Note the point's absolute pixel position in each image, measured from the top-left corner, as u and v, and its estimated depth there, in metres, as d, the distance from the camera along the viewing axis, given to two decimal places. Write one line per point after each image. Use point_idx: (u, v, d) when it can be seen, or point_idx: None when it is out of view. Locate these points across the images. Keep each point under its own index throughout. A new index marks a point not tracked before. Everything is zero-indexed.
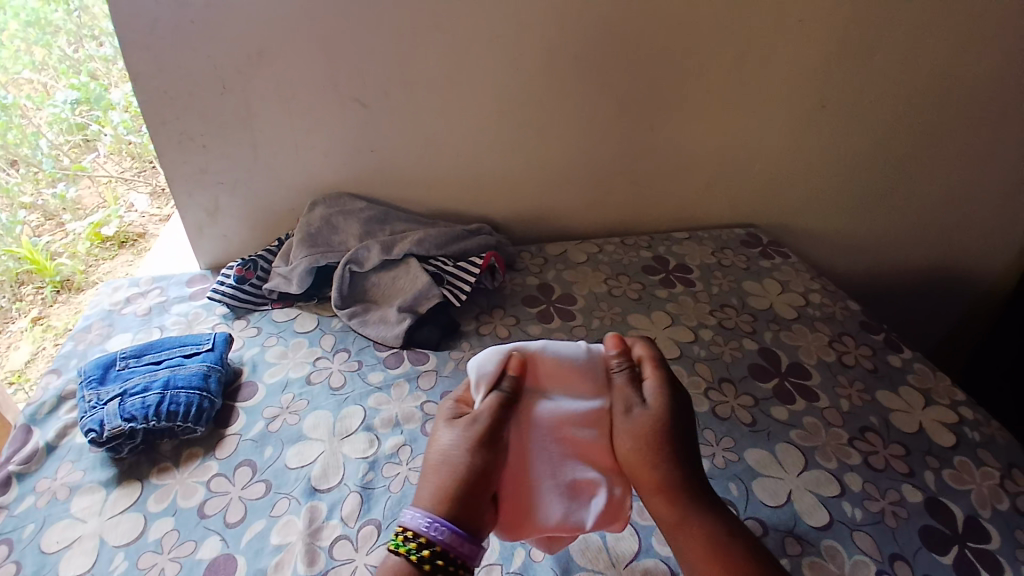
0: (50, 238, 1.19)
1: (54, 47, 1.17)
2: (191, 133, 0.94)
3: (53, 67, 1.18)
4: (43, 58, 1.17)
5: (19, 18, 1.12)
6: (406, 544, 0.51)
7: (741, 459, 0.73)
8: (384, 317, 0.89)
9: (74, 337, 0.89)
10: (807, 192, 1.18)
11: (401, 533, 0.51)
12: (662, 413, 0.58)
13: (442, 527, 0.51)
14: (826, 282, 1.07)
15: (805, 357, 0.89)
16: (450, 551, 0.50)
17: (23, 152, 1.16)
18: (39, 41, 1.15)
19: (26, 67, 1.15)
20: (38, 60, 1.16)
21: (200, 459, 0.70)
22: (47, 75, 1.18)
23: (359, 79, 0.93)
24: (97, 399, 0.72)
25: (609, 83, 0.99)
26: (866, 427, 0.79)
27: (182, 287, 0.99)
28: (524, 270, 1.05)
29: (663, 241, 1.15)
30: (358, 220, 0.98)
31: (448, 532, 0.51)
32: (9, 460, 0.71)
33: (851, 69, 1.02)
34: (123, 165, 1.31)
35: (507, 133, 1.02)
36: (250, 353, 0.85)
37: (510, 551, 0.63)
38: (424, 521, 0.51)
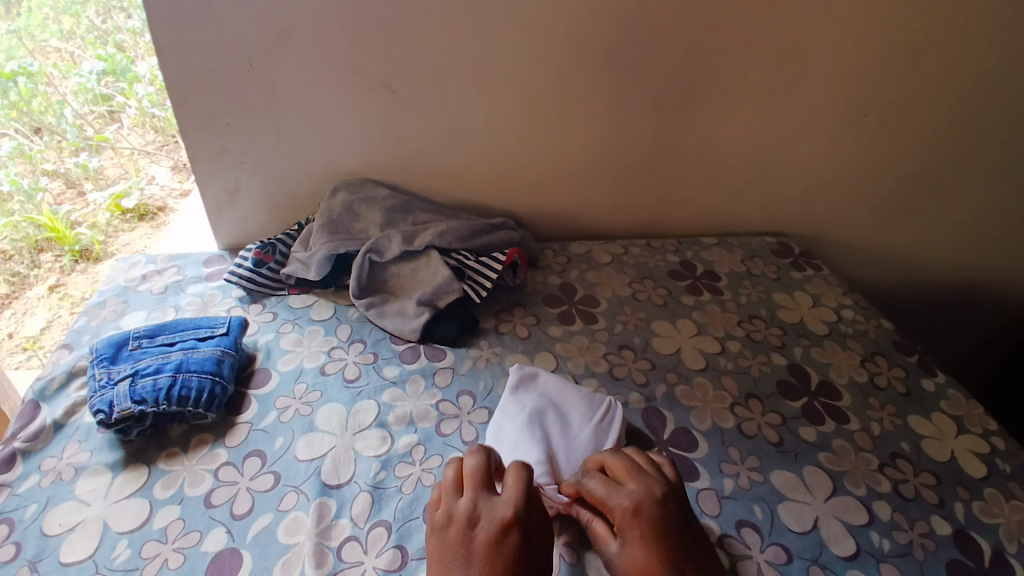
0: (71, 207, 1.19)
1: (83, 17, 1.14)
2: (214, 111, 0.92)
3: (80, 37, 1.15)
4: (72, 27, 1.14)
5: None
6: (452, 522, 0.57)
7: (765, 481, 0.70)
8: (402, 309, 0.86)
9: (88, 312, 0.88)
10: (843, 203, 1.14)
11: None
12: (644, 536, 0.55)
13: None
14: (858, 297, 1.03)
15: (835, 376, 0.86)
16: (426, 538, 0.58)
17: (48, 120, 1.14)
18: (68, 10, 1.12)
19: (53, 36, 1.11)
20: (66, 29, 1.13)
21: (209, 446, 0.69)
22: (75, 44, 1.15)
23: (387, 63, 0.90)
24: (108, 378, 0.71)
25: (645, 80, 0.95)
26: (896, 453, 0.76)
27: (199, 267, 0.98)
28: (546, 268, 1.02)
29: (690, 245, 1.11)
30: (380, 209, 0.96)
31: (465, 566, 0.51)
32: (14, 436, 0.70)
33: (899, 78, 0.98)
34: (146, 137, 1.30)
35: (535, 126, 0.99)
36: (265, 338, 0.83)
37: None
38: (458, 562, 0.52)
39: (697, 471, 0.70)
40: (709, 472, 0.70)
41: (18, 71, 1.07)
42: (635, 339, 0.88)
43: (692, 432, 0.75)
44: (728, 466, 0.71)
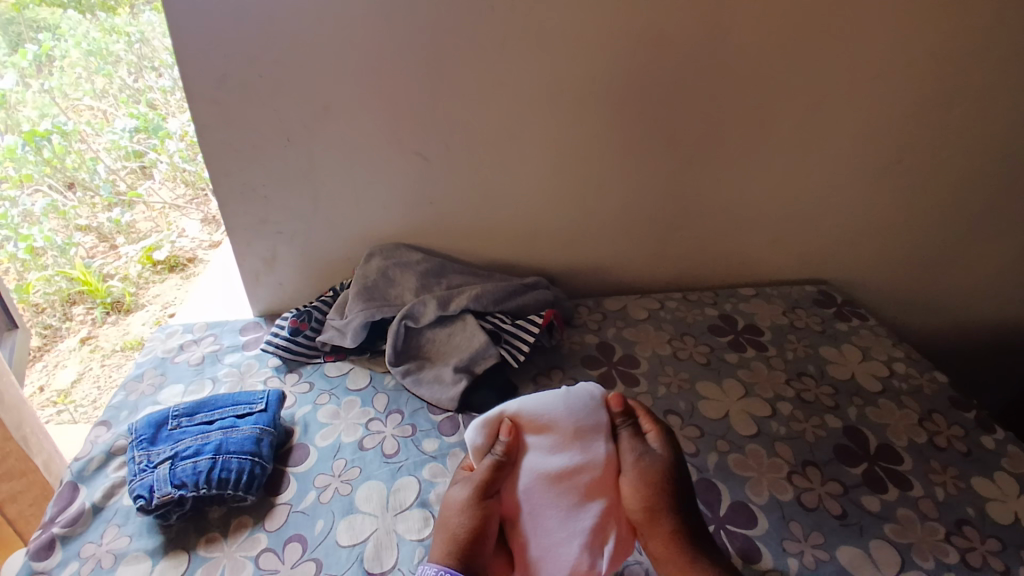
0: (103, 260, 1.24)
1: (115, 76, 1.18)
2: (253, 184, 0.94)
3: (113, 95, 1.20)
4: (105, 86, 1.18)
5: (81, 48, 1.11)
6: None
7: (832, 559, 0.65)
8: (439, 376, 0.85)
9: (126, 386, 0.88)
10: (883, 250, 1.11)
11: None
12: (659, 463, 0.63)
13: None
14: (910, 349, 0.99)
15: (893, 438, 0.81)
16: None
17: (81, 176, 1.19)
18: (101, 71, 1.16)
19: (86, 95, 1.16)
20: (99, 88, 1.17)
21: (249, 530, 0.67)
22: (107, 103, 1.20)
23: (422, 131, 0.91)
24: (147, 461, 0.71)
25: (679, 136, 0.95)
26: (962, 520, 0.70)
27: (234, 335, 0.98)
28: (582, 327, 1.00)
29: (728, 297, 1.09)
30: (415, 273, 0.96)
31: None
32: (53, 521, 0.68)
33: (938, 125, 0.96)
34: (176, 191, 1.33)
35: (567, 184, 0.99)
36: (302, 411, 0.82)
37: None
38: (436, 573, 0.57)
39: (758, 550, 0.66)
40: (773, 552, 0.66)
41: (52, 129, 1.12)
42: (681, 403, 0.85)
43: (750, 506, 0.71)
44: (791, 544, 0.67)
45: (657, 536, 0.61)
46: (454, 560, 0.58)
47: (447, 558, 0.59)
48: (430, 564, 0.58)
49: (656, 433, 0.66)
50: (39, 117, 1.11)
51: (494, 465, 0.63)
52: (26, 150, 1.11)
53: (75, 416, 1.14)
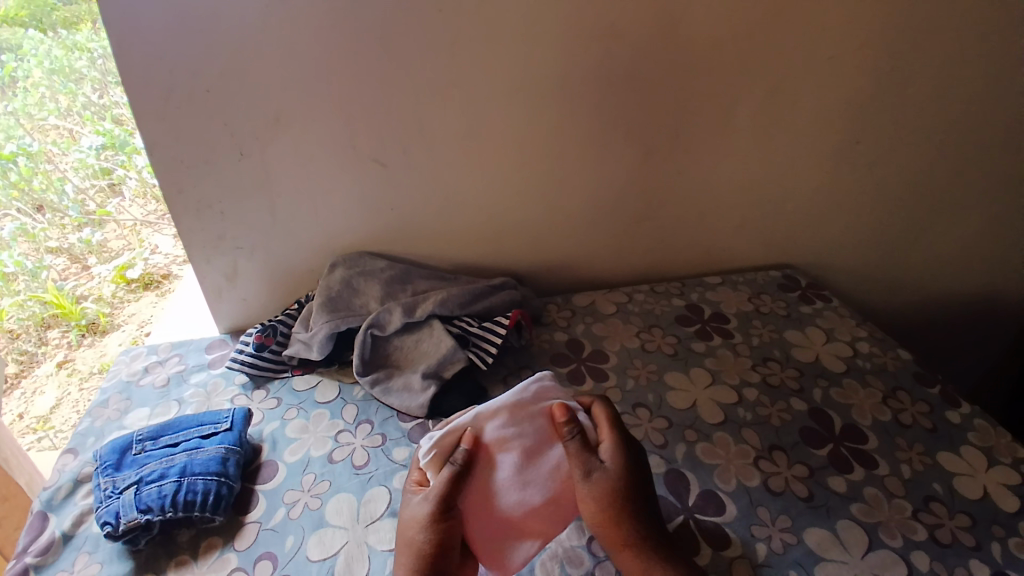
0: (76, 281, 1.22)
1: (79, 94, 1.12)
2: (209, 200, 0.93)
3: (78, 113, 1.14)
4: (69, 105, 1.12)
5: (42, 66, 1.07)
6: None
7: (801, 542, 0.66)
8: (407, 383, 0.85)
9: (91, 412, 0.87)
10: (843, 231, 1.13)
11: None
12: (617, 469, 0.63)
13: None
14: (874, 328, 1.01)
15: (858, 418, 0.83)
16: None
17: (49, 198, 1.15)
18: (64, 88, 1.10)
19: (51, 114, 1.11)
20: (63, 107, 1.12)
21: (219, 551, 0.66)
22: (72, 121, 1.14)
23: (378, 138, 0.90)
24: (113, 487, 0.70)
25: (635, 129, 0.95)
26: (930, 496, 0.71)
27: (201, 354, 0.97)
28: (550, 325, 1.00)
29: (695, 286, 1.10)
30: (379, 281, 0.95)
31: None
32: (25, 550, 0.67)
33: (886, 106, 0.98)
34: (146, 208, 1.30)
35: (529, 183, 0.99)
36: (270, 427, 0.82)
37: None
38: None
39: (728, 538, 0.67)
40: (742, 538, 0.67)
41: (18, 151, 1.08)
42: (649, 396, 0.86)
43: (719, 494, 0.72)
44: (760, 529, 0.68)
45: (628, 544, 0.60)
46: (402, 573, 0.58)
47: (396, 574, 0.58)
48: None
49: (609, 445, 0.65)
50: (4, 140, 1.07)
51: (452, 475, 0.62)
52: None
53: (57, 441, 1.13)
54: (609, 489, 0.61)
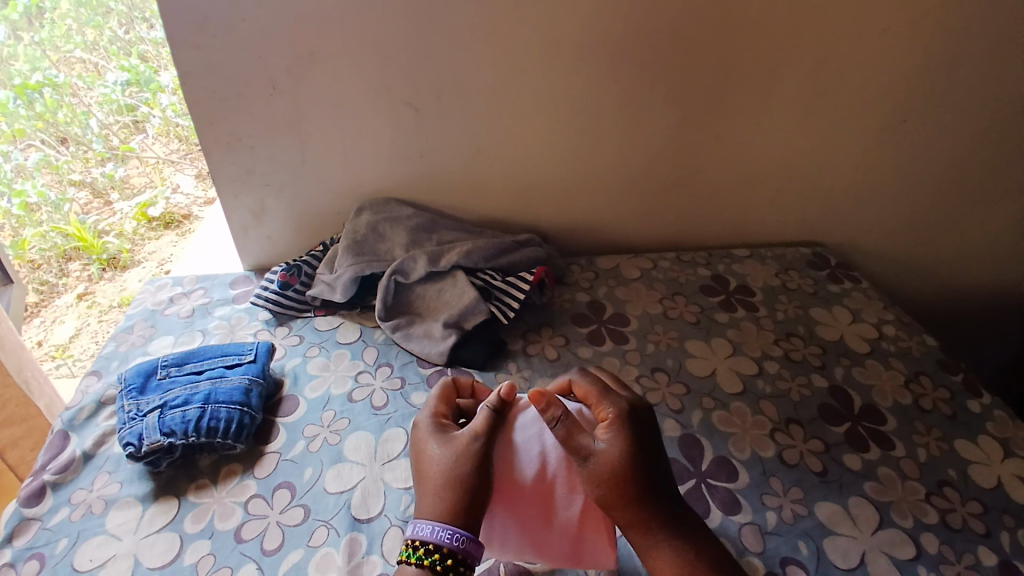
0: (97, 216, 1.22)
1: (105, 28, 1.15)
2: (240, 134, 0.92)
3: (104, 47, 1.17)
4: (95, 38, 1.15)
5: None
6: (424, 556, 0.53)
7: (811, 514, 0.67)
8: (428, 331, 0.85)
9: (117, 337, 0.89)
10: (879, 213, 1.10)
11: (419, 547, 0.53)
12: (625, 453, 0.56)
13: (462, 537, 0.53)
14: (901, 311, 0.99)
15: (879, 399, 0.82)
16: (467, 559, 0.53)
17: (73, 131, 1.17)
18: (90, 22, 1.14)
19: (77, 47, 1.14)
20: (89, 40, 1.15)
21: (239, 477, 0.68)
22: (98, 55, 1.17)
23: (412, 82, 0.88)
24: (136, 410, 0.71)
25: (675, 91, 0.92)
26: (943, 481, 0.71)
27: (225, 288, 0.98)
28: (573, 285, 1.00)
29: (722, 257, 1.08)
30: (405, 228, 0.95)
31: (464, 539, 0.53)
32: (44, 468, 0.69)
33: (942, 83, 0.93)
34: (169, 147, 1.31)
35: (562, 141, 0.97)
36: (292, 363, 0.83)
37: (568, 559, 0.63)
38: (444, 534, 0.53)
39: (738, 503, 0.67)
40: (752, 505, 0.67)
41: (43, 82, 1.09)
42: (668, 361, 0.86)
43: (732, 461, 0.72)
44: (771, 498, 0.68)
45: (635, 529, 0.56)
46: (459, 519, 0.54)
47: (452, 518, 0.54)
48: (433, 523, 0.54)
49: (608, 423, 0.59)
50: (30, 70, 1.08)
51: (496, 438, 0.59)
52: (18, 104, 1.08)
53: (73, 371, 1.12)
54: (611, 476, 0.55)
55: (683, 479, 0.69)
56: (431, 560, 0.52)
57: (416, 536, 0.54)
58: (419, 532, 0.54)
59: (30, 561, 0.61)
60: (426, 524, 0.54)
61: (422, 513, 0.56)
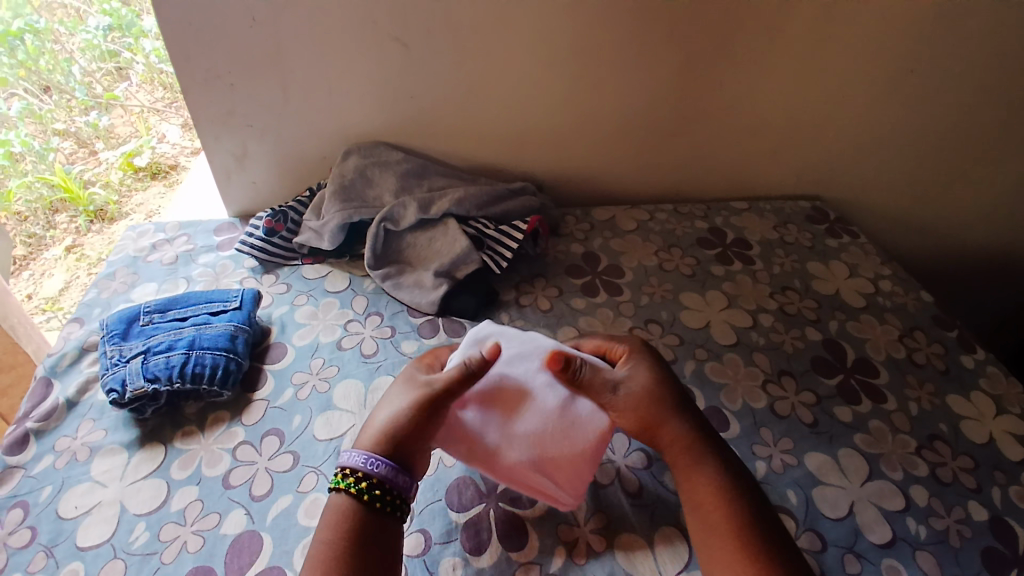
0: (83, 166, 1.16)
1: None
2: (218, 70, 0.87)
3: None
4: None
5: None
6: (344, 481, 0.54)
7: (800, 464, 0.67)
8: (419, 280, 0.83)
9: (98, 284, 0.86)
10: (882, 166, 1.07)
11: (342, 473, 0.54)
12: (648, 381, 0.62)
13: (380, 463, 0.55)
14: (899, 267, 0.98)
15: (873, 353, 0.82)
16: (386, 484, 0.54)
17: (56, 79, 1.10)
18: None
19: None
20: None
21: (226, 424, 0.67)
22: None
23: (400, 16, 0.83)
24: (119, 355, 0.70)
25: (679, 31, 0.87)
26: (934, 435, 0.71)
27: (209, 236, 0.95)
28: (568, 237, 0.97)
29: (720, 210, 1.06)
30: (394, 174, 0.92)
31: (383, 466, 0.54)
32: (27, 415, 0.68)
33: (959, 29, 0.89)
34: (154, 95, 1.25)
35: (558, 85, 0.93)
36: (279, 311, 0.81)
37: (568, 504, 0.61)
38: (363, 460, 0.55)
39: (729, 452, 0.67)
40: (743, 454, 0.67)
41: (25, 28, 1.03)
42: (662, 313, 0.85)
43: (723, 412, 0.72)
44: (761, 448, 0.68)
45: (671, 445, 0.60)
46: (382, 449, 0.56)
47: (376, 447, 0.56)
48: (356, 451, 0.56)
49: (626, 357, 0.65)
50: (12, 17, 1.02)
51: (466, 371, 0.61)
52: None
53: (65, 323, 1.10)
54: (642, 397, 0.61)
55: None
56: (351, 485, 0.53)
57: (342, 463, 0.56)
58: (344, 459, 0.55)
59: (14, 509, 0.60)
60: (352, 452, 0.56)
61: (359, 444, 0.57)
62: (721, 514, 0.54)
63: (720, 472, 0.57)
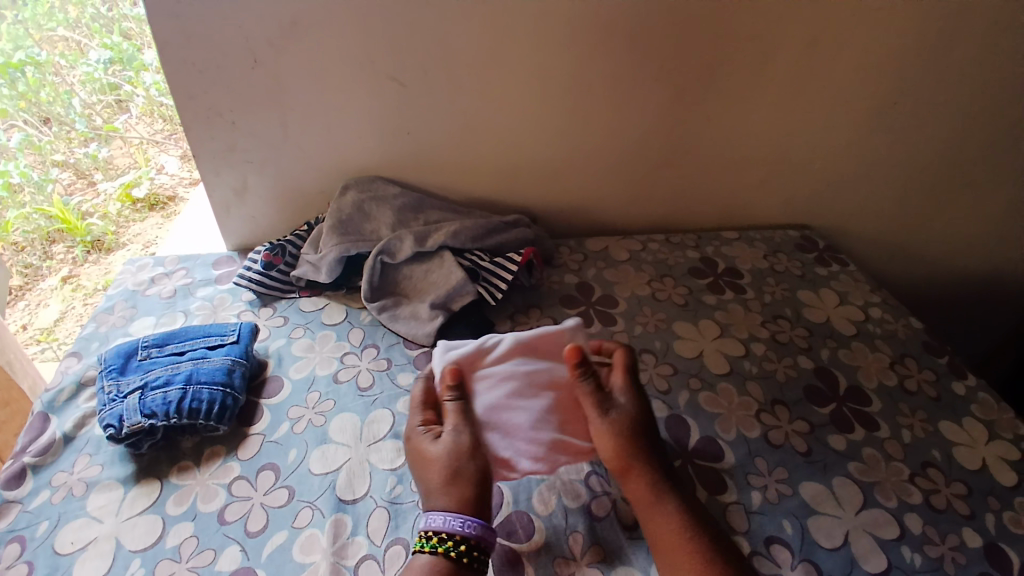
0: (82, 197, 1.19)
1: (87, 4, 1.10)
2: (219, 108, 0.90)
3: (86, 25, 1.12)
4: (77, 16, 1.11)
5: None
6: (439, 544, 0.54)
7: (795, 494, 0.67)
8: (415, 312, 0.84)
9: (96, 317, 0.87)
10: (867, 196, 1.10)
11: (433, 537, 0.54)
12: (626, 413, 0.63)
13: (474, 524, 0.55)
14: (888, 294, 0.99)
15: (864, 381, 0.82)
16: (480, 543, 0.55)
17: (56, 111, 1.13)
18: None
19: (60, 25, 1.09)
20: (72, 18, 1.10)
21: (222, 459, 0.67)
22: (81, 33, 1.12)
23: (398, 56, 0.86)
24: (117, 391, 0.70)
25: (667, 68, 0.91)
26: (927, 462, 0.72)
27: (208, 269, 0.96)
28: (561, 267, 0.99)
29: (711, 240, 1.08)
30: (391, 208, 0.94)
31: (476, 527, 0.55)
32: (24, 450, 0.68)
33: (934, 64, 0.92)
34: (154, 126, 1.27)
35: (551, 120, 0.95)
36: (276, 344, 0.82)
37: (565, 538, 0.61)
38: (456, 522, 0.55)
39: (724, 483, 0.68)
40: (738, 485, 0.68)
41: (25, 61, 1.05)
42: (656, 343, 0.86)
43: (718, 442, 0.72)
44: (756, 478, 0.68)
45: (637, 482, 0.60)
46: (462, 505, 0.56)
47: (456, 505, 0.56)
48: (444, 513, 0.56)
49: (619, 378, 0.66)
50: (13, 49, 1.04)
51: (461, 406, 0.63)
52: None
53: (58, 354, 1.11)
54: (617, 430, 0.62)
55: (670, 460, 0.70)
56: (447, 548, 0.54)
57: (428, 526, 0.55)
58: (432, 522, 0.55)
59: (10, 544, 0.60)
60: (438, 515, 0.56)
61: (432, 503, 0.57)
62: (683, 554, 0.55)
63: (680, 511, 0.58)
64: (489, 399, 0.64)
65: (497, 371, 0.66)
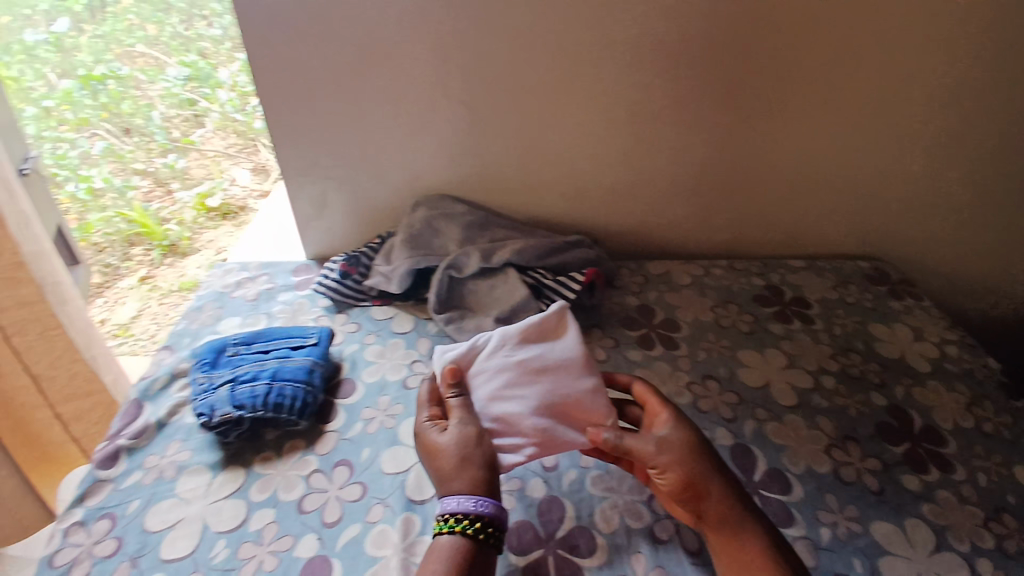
0: (159, 205, 1.44)
1: (165, 24, 1.37)
2: (305, 128, 0.97)
3: (165, 43, 1.39)
4: (157, 34, 1.38)
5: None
6: (456, 524, 0.57)
7: (866, 533, 0.66)
8: (480, 326, 0.88)
9: (188, 316, 0.94)
10: (942, 229, 1.07)
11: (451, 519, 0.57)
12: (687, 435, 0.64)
13: (486, 502, 0.59)
14: (965, 331, 0.96)
15: (940, 421, 0.80)
16: (495, 520, 0.58)
17: (137, 122, 1.43)
18: (152, 18, 1.36)
19: (138, 42, 1.38)
20: (151, 36, 1.38)
21: (301, 451, 0.72)
22: (162, 50, 1.39)
23: (471, 82, 0.91)
24: (209, 382, 0.76)
25: (731, 97, 0.92)
26: (1005, 508, 0.69)
27: (288, 276, 1.03)
28: (623, 289, 1.00)
29: (777, 267, 1.07)
30: (459, 225, 0.98)
31: (491, 506, 0.59)
32: (121, 432, 0.75)
33: (1013, 96, 0.90)
34: (227, 140, 1.49)
35: (616, 145, 0.98)
36: (350, 349, 0.87)
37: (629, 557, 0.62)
38: (471, 502, 0.58)
39: (792, 518, 0.67)
40: (805, 519, 0.67)
41: (108, 75, 1.38)
42: (720, 369, 0.86)
43: (785, 474, 0.72)
44: (826, 514, 0.67)
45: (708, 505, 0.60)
46: (479, 488, 0.60)
47: (473, 489, 0.60)
48: (458, 495, 0.59)
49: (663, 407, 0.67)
50: (94, 63, 1.36)
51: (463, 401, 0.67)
52: (85, 94, 1.36)
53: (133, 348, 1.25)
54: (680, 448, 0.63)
55: None
56: (465, 527, 0.57)
57: (446, 509, 0.59)
58: (447, 505, 0.58)
59: (103, 520, 0.65)
60: (452, 498, 0.59)
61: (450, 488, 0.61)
62: None
63: (760, 537, 0.58)
64: (489, 392, 0.67)
65: (491, 365, 0.69)
